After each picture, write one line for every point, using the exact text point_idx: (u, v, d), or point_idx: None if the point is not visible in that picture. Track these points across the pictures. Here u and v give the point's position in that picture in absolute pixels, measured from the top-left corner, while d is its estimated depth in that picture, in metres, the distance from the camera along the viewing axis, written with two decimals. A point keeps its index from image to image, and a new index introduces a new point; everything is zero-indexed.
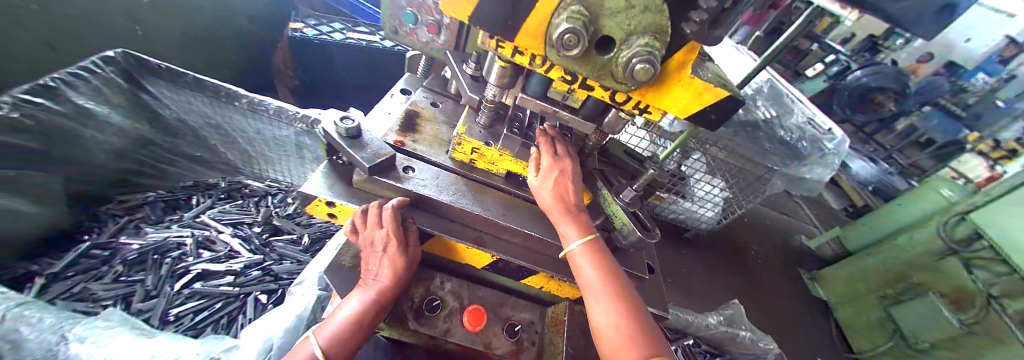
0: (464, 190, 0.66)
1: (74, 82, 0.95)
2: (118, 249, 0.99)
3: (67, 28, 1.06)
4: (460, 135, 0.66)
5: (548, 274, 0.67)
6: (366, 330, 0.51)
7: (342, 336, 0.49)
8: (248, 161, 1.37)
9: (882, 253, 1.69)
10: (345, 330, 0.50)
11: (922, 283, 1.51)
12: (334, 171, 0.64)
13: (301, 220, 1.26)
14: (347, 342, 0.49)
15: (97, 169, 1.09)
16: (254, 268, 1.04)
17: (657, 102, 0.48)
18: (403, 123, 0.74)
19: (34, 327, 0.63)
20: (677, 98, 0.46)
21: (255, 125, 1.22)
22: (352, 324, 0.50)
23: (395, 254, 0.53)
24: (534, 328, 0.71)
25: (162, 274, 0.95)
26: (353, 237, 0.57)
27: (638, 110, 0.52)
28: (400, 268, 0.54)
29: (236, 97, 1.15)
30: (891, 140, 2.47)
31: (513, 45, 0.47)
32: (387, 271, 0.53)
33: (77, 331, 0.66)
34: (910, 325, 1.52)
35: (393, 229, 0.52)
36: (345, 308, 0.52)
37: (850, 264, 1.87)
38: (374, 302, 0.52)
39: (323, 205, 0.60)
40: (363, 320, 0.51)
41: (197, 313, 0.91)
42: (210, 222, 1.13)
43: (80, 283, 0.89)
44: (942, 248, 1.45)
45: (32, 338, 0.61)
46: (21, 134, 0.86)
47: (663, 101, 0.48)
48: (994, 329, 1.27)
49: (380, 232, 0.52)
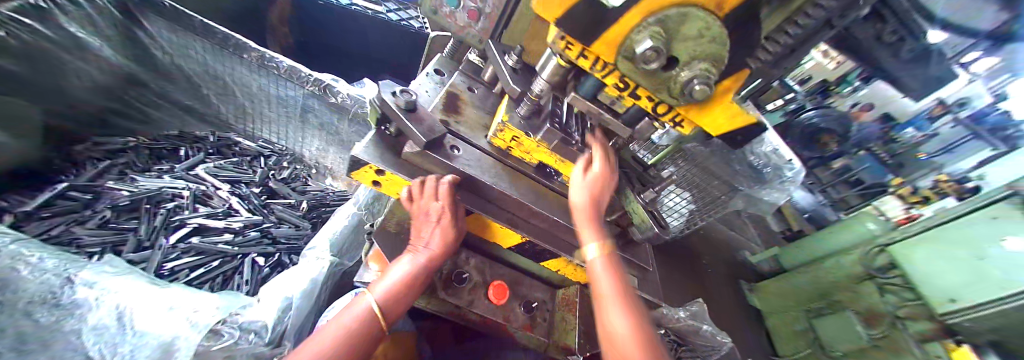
0: (502, 174, 0.71)
1: (64, 5, 0.87)
2: (103, 193, 0.93)
3: None
4: (504, 122, 0.70)
5: (568, 260, 0.74)
6: (415, 292, 0.57)
7: (394, 295, 0.54)
8: (241, 117, 1.31)
9: (814, 272, 1.43)
10: (398, 290, 0.55)
11: (842, 301, 1.34)
12: (382, 141, 0.66)
13: (297, 186, 1.24)
14: (399, 299, 0.54)
15: (77, 102, 0.99)
16: (252, 229, 1.01)
17: (696, 118, 0.58)
18: (445, 103, 0.77)
19: (32, 268, 0.59)
20: (715, 117, 0.56)
21: (260, 81, 1.17)
22: (403, 286, 0.55)
23: (446, 226, 0.58)
24: (546, 306, 0.79)
25: (156, 225, 0.90)
26: (408, 204, 0.62)
27: (673, 122, 0.61)
28: (448, 240, 0.59)
29: (244, 49, 1.10)
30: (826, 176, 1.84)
31: (584, 49, 0.52)
32: (437, 240, 0.58)
33: (85, 276, 0.62)
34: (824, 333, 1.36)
35: (448, 202, 0.57)
36: (396, 270, 0.56)
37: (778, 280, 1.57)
38: (423, 267, 0.57)
39: (372, 171, 0.63)
40: (413, 282, 0.56)
41: (194, 269, 0.87)
42: (203, 177, 1.08)
43: (60, 226, 0.81)
44: (862, 272, 1.28)
45: (32, 279, 0.57)
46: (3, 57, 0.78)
47: (701, 118, 0.58)
48: (897, 345, 1.17)
49: (435, 204, 0.57)
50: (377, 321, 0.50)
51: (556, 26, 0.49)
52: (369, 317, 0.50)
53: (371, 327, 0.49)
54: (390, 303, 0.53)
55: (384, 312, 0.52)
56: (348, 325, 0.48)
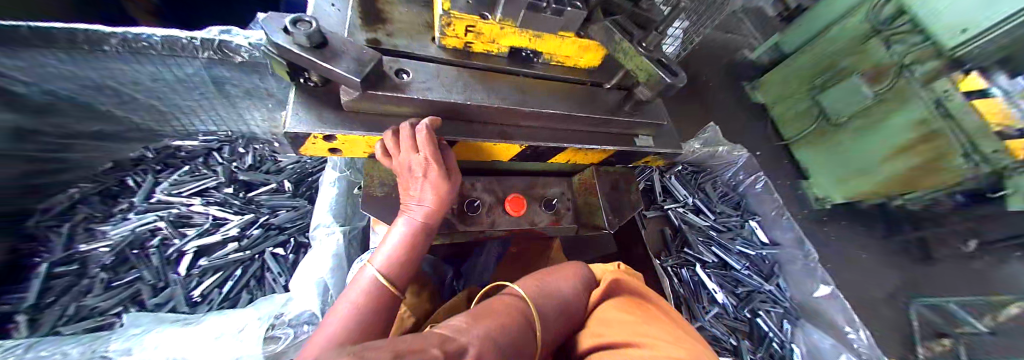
0: (473, 83, 0.57)
1: None
2: (87, 257, 0.86)
3: None
4: (449, 11, 0.51)
5: (576, 148, 0.66)
6: (421, 250, 0.52)
7: (398, 260, 0.47)
8: (160, 119, 1.08)
9: (816, 49, 1.57)
10: (404, 254, 0.49)
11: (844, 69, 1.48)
12: (313, 99, 0.52)
13: (269, 167, 1.13)
14: (407, 262, 0.49)
15: None
16: (252, 228, 0.97)
17: None
18: (363, 11, 0.57)
19: None
20: None
21: (146, 71, 0.90)
22: (408, 248, 0.49)
23: (438, 179, 0.49)
24: (567, 197, 0.76)
25: (158, 264, 0.86)
26: (387, 161, 0.53)
27: None
28: (445, 193, 0.51)
29: (96, 39, 0.80)
30: None
31: None
32: (431, 195, 0.50)
33: (116, 347, 0.58)
34: (832, 102, 1.52)
35: (431, 153, 0.47)
36: (393, 236, 0.50)
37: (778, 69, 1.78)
38: (423, 225, 0.50)
39: (321, 141, 0.51)
40: (416, 242, 0.50)
41: (222, 286, 0.87)
42: (173, 200, 0.98)
43: (70, 304, 0.78)
44: (864, 30, 1.39)
45: None
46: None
47: None
48: (899, 91, 1.32)
49: (417, 157, 0.47)
50: (389, 288, 0.44)
51: None
52: (382, 286, 0.44)
53: (384, 297, 0.44)
54: (396, 268, 0.47)
55: (395, 277, 0.46)
56: (358, 301, 0.41)
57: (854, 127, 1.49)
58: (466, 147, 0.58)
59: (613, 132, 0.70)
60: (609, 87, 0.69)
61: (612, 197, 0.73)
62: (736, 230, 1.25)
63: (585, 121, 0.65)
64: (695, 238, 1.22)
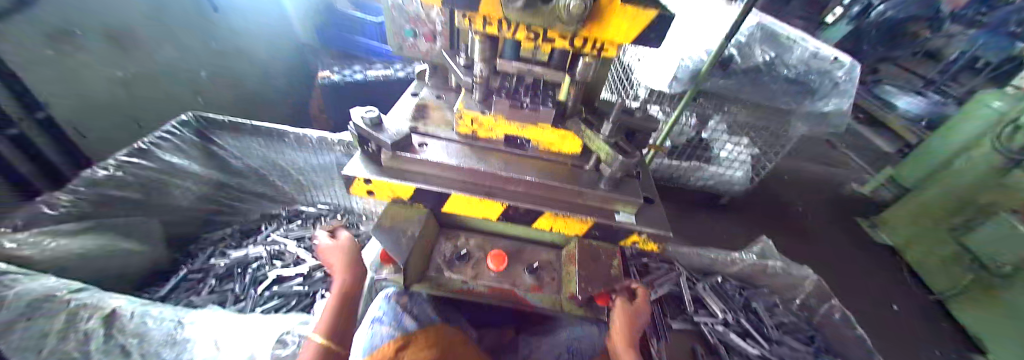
0: (472, 155, 0.79)
1: (160, 143, 1.22)
2: (209, 269, 1.20)
3: (144, 108, 1.39)
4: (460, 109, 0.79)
5: (555, 214, 0.75)
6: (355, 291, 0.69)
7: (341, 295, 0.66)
8: (300, 190, 1.59)
9: (951, 179, 1.77)
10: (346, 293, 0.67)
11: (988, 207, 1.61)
12: (368, 156, 0.79)
13: (351, 231, 1.44)
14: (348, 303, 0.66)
15: (180, 210, 1.32)
16: (318, 270, 1.21)
17: (604, 34, 0.57)
18: (415, 114, 0.88)
19: (155, 319, 0.81)
20: (617, 24, 0.55)
21: (301, 156, 1.45)
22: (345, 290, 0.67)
23: (346, 258, 0.73)
24: (553, 267, 0.82)
25: (247, 282, 1.15)
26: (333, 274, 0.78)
27: (596, 50, 0.62)
28: (356, 262, 0.73)
29: (284, 134, 1.38)
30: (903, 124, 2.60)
31: (482, 17, 0.59)
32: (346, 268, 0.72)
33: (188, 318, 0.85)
34: (984, 248, 1.54)
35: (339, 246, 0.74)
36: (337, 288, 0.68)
37: (916, 199, 1.94)
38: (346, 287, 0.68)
39: (362, 183, 0.75)
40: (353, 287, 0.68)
41: (278, 310, 1.09)
42: (276, 240, 1.33)
43: (184, 298, 1.10)
44: (1001, 165, 1.58)
45: (155, 327, 0.80)
46: (116, 188, 1.13)
47: (608, 31, 0.56)
48: None
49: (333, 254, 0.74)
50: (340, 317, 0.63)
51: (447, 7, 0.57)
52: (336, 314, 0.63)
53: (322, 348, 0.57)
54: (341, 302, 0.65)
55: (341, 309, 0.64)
56: (322, 325, 0.61)
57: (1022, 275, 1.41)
58: (461, 199, 0.75)
59: (592, 204, 0.77)
60: (587, 168, 0.81)
61: (595, 268, 0.73)
62: None
63: (569, 191, 0.76)
64: None
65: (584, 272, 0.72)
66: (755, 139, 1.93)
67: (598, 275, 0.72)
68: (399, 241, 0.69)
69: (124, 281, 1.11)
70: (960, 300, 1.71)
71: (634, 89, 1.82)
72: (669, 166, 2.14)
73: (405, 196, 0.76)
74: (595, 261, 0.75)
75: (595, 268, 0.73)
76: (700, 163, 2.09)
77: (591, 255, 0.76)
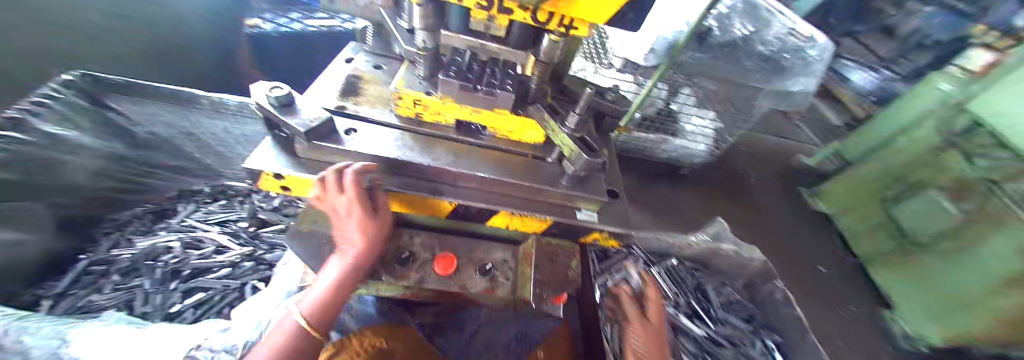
0: (412, 143, 0.66)
1: (41, 108, 0.98)
2: (111, 261, 1.03)
3: None
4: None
5: (510, 213, 0.67)
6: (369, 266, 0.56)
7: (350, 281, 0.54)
8: (227, 163, 1.39)
9: (885, 160, 1.64)
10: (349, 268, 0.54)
11: (920, 184, 1.47)
12: (280, 145, 0.63)
13: (289, 210, 1.27)
14: (331, 306, 0.53)
15: (83, 194, 1.12)
16: (248, 260, 1.08)
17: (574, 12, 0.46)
18: (345, 88, 0.73)
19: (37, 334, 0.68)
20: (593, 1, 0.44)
21: (225, 125, 1.22)
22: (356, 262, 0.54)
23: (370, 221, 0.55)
24: (509, 266, 0.73)
25: (157, 277, 1.00)
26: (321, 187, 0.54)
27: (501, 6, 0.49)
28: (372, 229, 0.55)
29: (198, 99, 1.14)
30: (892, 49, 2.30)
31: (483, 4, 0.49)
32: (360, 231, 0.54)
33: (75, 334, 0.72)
34: (910, 224, 1.47)
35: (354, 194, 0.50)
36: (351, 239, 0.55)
37: (846, 178, 1.84)
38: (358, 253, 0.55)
39: (273, 178, 0.59)
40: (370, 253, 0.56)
41: (198, 307, 0.95)
42: (196, 225, 1.16)
43: (81, 298, 0.94)
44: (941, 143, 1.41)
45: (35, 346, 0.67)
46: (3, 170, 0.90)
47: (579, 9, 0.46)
48: (992, 210, 1.20)
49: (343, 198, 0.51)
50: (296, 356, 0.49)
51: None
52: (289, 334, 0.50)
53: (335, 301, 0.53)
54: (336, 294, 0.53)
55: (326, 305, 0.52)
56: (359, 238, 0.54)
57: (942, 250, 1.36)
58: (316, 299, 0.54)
59: (553, 202, 0.70)
60: (552, 161, 0.73)
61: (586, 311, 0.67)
62: (742, 348, 1.07)
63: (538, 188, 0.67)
64: (689, 348, 1.03)
65: (540, 277, 0.68)
66: (718, 110, 1.82)
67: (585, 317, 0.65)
68: (321, 253, 0.59)
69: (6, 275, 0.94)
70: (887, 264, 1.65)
71: (608, 57, 1.64)
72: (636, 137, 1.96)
73: None
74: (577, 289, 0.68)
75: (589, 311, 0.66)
76: (665, 135, 1.95)
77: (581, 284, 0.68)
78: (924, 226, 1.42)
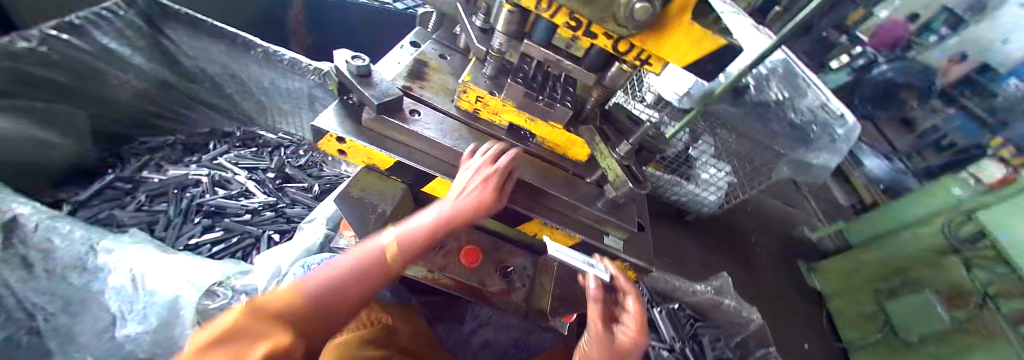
0: (467, 136, 0.70)
1: (98, 21, 1.00)
2: (139, 182, 1.12)
3: None
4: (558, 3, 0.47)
5: (542, 222, 0.70)
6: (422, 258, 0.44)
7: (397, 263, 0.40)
8: (262, 112, 1.42)
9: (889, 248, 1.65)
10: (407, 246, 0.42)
11: (919, 280, 1.49)
12: (345, 109, 0.67)
13: (313, 172, 1.30)
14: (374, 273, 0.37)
15: (118, 106, 1.17)
16: (267, 209, 1.11)
17: (655, 49, 0.49)
18: (412, 70, 0.77)
19: (66, 241, 0.72)
20: (674, 44, 0.47)
21: (271, 77, 1.25)
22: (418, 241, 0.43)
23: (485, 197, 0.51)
24: (527, 273, 0.77)
25: (181, 207, 1.06)
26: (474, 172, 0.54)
27: (583, 32, 0.52)
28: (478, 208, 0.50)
29: (252, 46, 1.17)
30: (908, 140, 2.15)
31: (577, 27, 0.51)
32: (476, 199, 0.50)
33: (105, 244, 0.75)
34: (901, 319, 1.49)
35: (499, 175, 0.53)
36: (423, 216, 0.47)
37: (849, 257, 1.86)
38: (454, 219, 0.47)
39: (334, 141, 0.63)
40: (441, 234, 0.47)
41: (215, 245, 1.00)
42: (225, 166, 1.21)
43: (104, 211, 1.01)
44: (944, 246, 1.40)
45: (65, 249, 0.72)
46: (39, 67, 0.95)
47: (661, 48, 0.49)
48: (988, 326, 1.22)
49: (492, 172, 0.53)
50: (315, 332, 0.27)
51: (539, 10, 0.51)
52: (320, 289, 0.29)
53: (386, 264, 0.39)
54: (427, 242, 0.44)
55: (356, 276, 0.34)
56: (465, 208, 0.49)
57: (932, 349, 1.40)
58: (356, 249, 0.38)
59: (586, 222, 0.72)
60: (589, 180, 0.76)
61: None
62: None
63: (574, 206, 0.70)
64: None
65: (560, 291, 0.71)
66: (736, 165, 1.75)
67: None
68: (366, 219, 0.63)
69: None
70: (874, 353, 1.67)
71: (643, 91, 1.66)
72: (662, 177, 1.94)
73: (382, 166, 0.67)
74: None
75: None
76: (681, 178, 1.91)
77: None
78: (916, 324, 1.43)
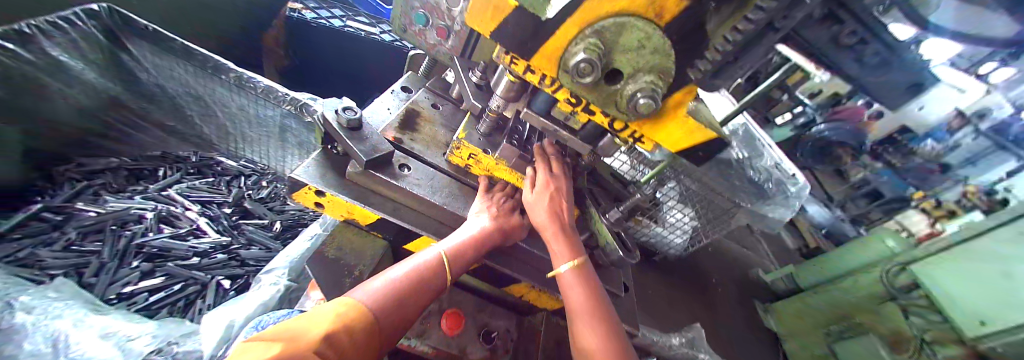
0: (457, 193, 0.68)
1: (50, 30, 0.88)
2: (72, 214, 0.97)
3: None
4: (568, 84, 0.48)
5: (531, 285, 0.68)
6: (414, 307, 0.47)
7: (380, 315, 0.43)
8: (224, 137, 1.31)
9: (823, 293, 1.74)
10: (388, 297, 0.45)
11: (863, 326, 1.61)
12: (327, 159, 0.63)
13: (274, 206, 1.21)
14: (364, 332, 0.39)
15: (60, 126, 1.01)
16: (219, 251, 1.00)
17: (652, 133, 0.52)
18: (402, 120, 0.76)
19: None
20: (669, 132, 0.51)
21: (239, 102, 1.16)
22: (400, 291, 0.46)
23: (471, 256, 0.57)
24: (510, 336, 0.73)
25: (118, 248, 0.92)
26: (471, 227, 0.59)
27: (579, 108, 0.54)
28: (461, 265, 0.55)
29: (224, 70, 1.08)
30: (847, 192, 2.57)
31: (574, 102, 0.53)
32: (463, 256, 0.56)
33: (24, 299, 0.64)
34: None
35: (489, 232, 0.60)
36: (404, 266, 0.51)
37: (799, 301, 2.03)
38: (439, 275, 0.52)
39: (312, 193, 0.58)
40: (424, 282, 0.50)
41: (153, 294, 0.86)
42: (176, 199, 1.10)
43: (26, 248, 0.86)
44: (882, 294, 1.52)
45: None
46: None
47: (655, 133, 0.52)
48: None
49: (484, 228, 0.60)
50: None
51: (542, 85, 0.53)
52: (296, 346, 0.31)
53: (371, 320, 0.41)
54: (414, 298, 0.47)
55: (345, 333, 0.36)
56: (451, 264, 0.54)
57: None
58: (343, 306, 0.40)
59: None
60: None
61: (549, 176, 0.63)
62: None
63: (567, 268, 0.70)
64: None
65: None
66: (701, 211, 1.77)
67: (549, 182, 0.62)
68: (341, 282, 0.56)
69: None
70: None
71: None
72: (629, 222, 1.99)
73: (362, 221, 0.63)
74: (551, 169, 0.65)
75: (558, 180, 0.63)
76: (652, 221, 1.93)
77: (551, 163, 0.66)
78: None
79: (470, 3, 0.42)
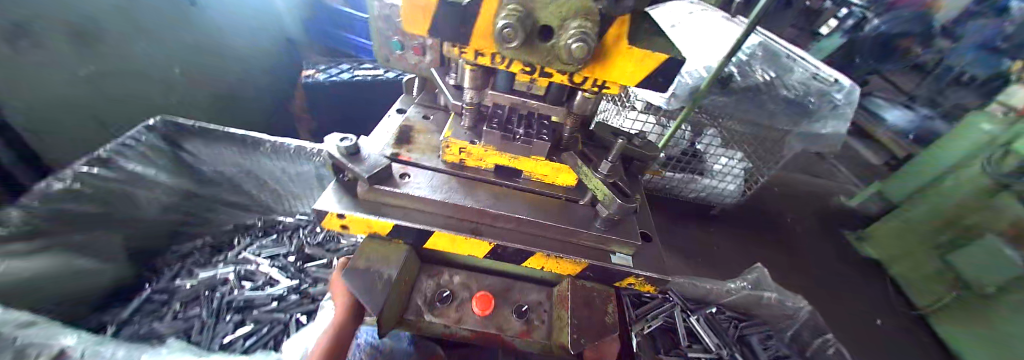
0: (457, 187, 0.73)
1: (123, 151, 1.11)
2: (173, 290, 1.18)
3: None
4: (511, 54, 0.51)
5: (545, 254, 0.70)
6: None
7: None
8: (277, 199, 1.50)
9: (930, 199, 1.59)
10: None
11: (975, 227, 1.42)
12: (342, 187, 0.72)
13: (331, 245, 1.37)
14: None
15: (152, 223, 1.24)
16: (292, 293, 1.16)
17: (608, 76, 0.53)
18: (398, 138, 0.83)
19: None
20: (621, 68, 0.51)
21: (280, 166, 1.35)
22: None
23: None
24: (542, 308, 0.76)
25: (212, 308, 1.11)
26: None
27: (536, 74, 0.56)
28: None
29: (260, 142, 1.29)
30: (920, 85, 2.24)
31: (526, 70, 0.56)
32: None
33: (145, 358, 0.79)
34: (972, 272, 1.36)
35: None
36: None
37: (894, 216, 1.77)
38: None
39: (336, 218, 0.67)
40: None
41: (247, 338, 1.03)
42: (249, 259, 1.29)
43: (145, 324, 1.08)
44: (989, 184, 1.39)
45: None
46: (72, 201, 1.01)
47: (612, 74, 0.52)
48: None
49: None
50: None
51: (495, 64, 0.56)
52: None
53: None
54: None
55: None
56: None
57: (1007, 300, 1.27)
58: None
59: (586, 245, 0.73)
60: (583, 203, 0.77)
61: None
62: None
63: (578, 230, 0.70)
64: None
65: (578, 322, 0.67)
66: (748, 150, 1.75)
67: None
68: (373, 287, 0.64)
69: (58, 298, 0.99)
70: (948, 315, 1.55)
71: (631, 100, 1.65)
72: (671, 181, 1.91)
73: (383, 232, 0.70)
74: None
75: None
76: (693, 175, 1.87)
77: None
78: (985, 273, 1.31)
79: (402, 14, 0.47)
